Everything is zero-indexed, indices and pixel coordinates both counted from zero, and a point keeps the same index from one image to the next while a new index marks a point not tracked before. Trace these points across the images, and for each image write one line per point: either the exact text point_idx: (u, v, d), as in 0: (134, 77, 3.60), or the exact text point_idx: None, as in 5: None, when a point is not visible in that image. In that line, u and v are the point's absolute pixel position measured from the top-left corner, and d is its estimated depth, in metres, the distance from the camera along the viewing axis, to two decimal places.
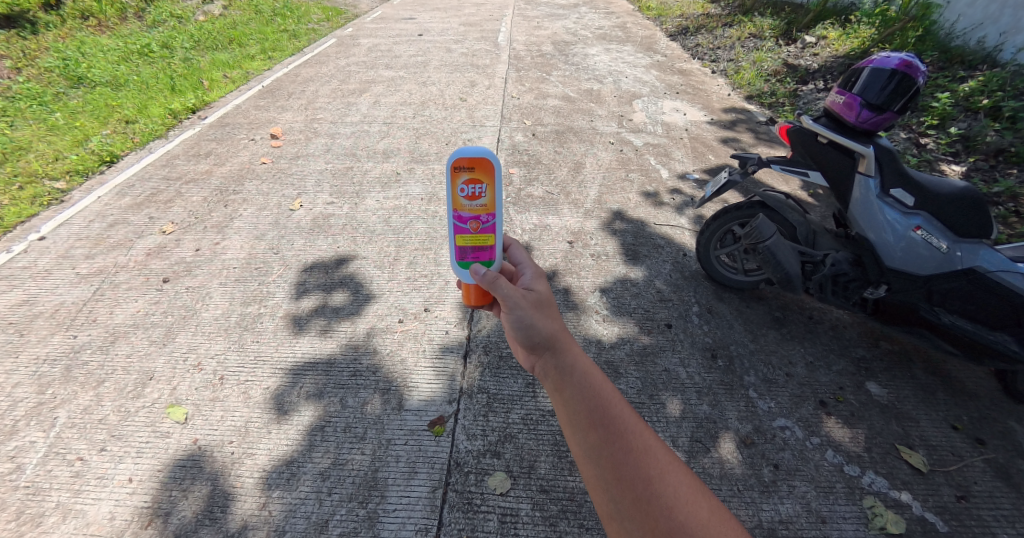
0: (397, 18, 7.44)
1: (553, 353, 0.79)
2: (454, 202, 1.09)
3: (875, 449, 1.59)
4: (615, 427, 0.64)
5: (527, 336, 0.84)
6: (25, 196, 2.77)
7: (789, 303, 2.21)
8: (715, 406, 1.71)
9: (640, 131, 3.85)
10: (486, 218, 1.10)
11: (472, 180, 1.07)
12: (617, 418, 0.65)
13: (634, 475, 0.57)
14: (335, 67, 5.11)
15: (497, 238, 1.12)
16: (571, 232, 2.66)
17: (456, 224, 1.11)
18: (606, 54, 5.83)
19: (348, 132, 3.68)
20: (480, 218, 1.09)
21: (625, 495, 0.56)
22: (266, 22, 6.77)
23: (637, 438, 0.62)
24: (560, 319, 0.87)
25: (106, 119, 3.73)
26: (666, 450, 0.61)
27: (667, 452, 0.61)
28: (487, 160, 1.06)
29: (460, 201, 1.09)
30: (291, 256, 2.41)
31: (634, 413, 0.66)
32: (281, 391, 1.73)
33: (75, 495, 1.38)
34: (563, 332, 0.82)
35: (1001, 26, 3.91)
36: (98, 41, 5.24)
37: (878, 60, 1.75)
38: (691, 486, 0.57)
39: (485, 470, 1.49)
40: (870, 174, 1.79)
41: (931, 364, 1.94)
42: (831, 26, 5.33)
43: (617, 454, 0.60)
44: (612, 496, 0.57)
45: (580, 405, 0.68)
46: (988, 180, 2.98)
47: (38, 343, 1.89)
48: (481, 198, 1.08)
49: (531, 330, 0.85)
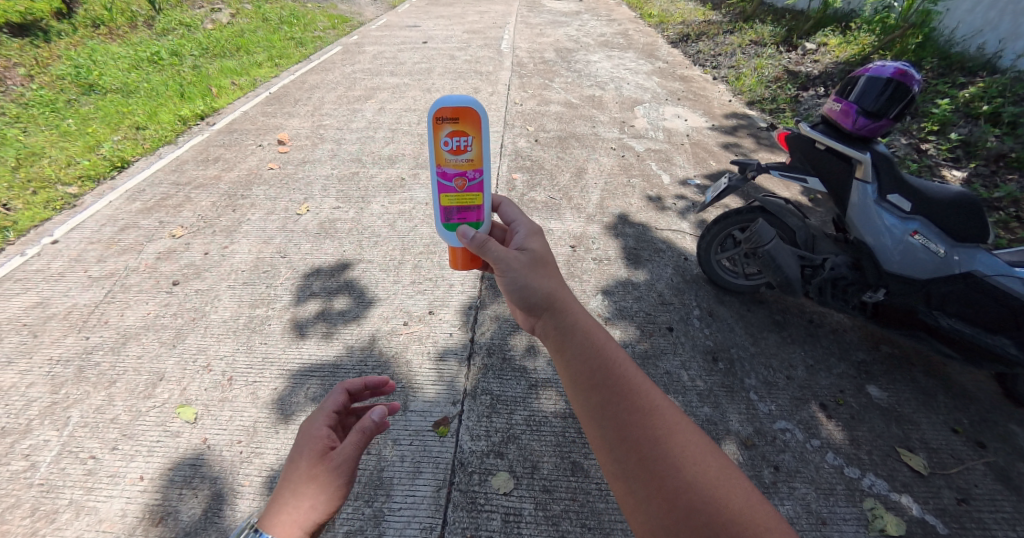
0: (402, 26, 7.54)
1: (552, 315, 0.89)
2: (440, 157, 1.20)
3: (875, 452, 1.60)
4: (619, 392, 0.72)
5: (525, 299, 0.94)
6: (39, 201, 2.83)
7: (789, 306, 2.23)
8: (716, 408, 1.73)
9: (642, 136, 3.90)
10: (472, 175, 1.23)
11: (457, 133, 1.18)
12: (621, 384, 0.73)
13: (640, 437, 0.66)
14: (341, 74, 5.18)
15: (481, 197, 1.26)
16: (573, 236, 2.69)
17: (442, 182, 1.22)
18: (608, 60, 5.90)
19: (354, 138, 3.74)
20: (467, 172, 1.22)
21: (630, 456, 0.64)
22: (273, 30, 6.88)
23: (640, 402, 0.70)
24: (554, 281, 0.97)
25: (117, 125, 3.80)
26: (672, 413, 0.69)
27: (673, 415, 0.68)
28: (470, 112, 1.17)
29: (445, 155, 1.20)
30: (298, 260, 2.45)
31: (636, 378, 0.74)
32: (288, 391, 1.76)
33: (88, 493, 1.42)
34: (559, 296, 0.92)
35: (1000, 33, 3.98)
36: (109, 49, 5.34)
37: (873, 69, 1.79)
38: (699, 446, 0.65)
39: (488, 470, 1.52)
40: (867, 180, 1.81)
41: (931, 368, 1.95)
42: (831, 33, 5.39)
43: (623, 421, 0.68)
44: (625, 463, 0.64)
45: (586, 374, 0.76)
46: (988, 185, 3.01)
47: (52, 344, 1.93)
48: (466, 151, 1.20)
49: (530, 296, 0.94)
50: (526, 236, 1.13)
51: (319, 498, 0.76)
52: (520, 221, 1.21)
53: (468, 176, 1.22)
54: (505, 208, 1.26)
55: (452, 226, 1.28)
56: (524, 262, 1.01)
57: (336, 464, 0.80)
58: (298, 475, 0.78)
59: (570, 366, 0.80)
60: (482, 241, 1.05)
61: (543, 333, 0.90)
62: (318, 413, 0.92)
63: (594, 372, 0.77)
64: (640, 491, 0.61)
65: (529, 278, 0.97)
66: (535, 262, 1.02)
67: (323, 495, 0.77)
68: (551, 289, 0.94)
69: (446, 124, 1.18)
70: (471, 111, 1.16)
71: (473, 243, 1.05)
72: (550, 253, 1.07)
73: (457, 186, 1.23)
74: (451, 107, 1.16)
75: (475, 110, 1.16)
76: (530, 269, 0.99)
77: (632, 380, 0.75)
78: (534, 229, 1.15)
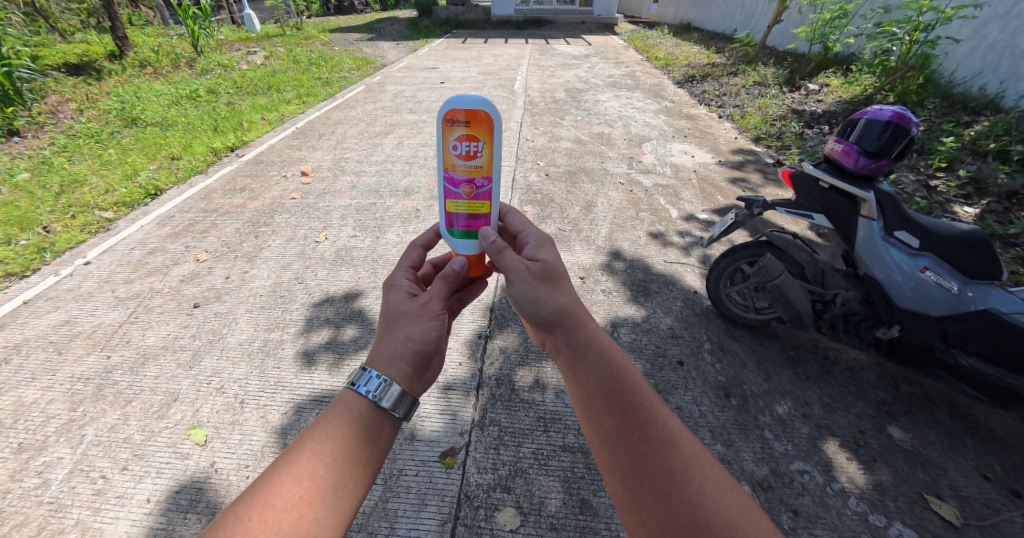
0: (421, 68, 8.01)
1: (565, 333, 1.04)
2: (450, 161, 1.28)
3: (901, 498, 1.53)
4: (637, 426, 0.87)
5: (537, 316, 1.08)
6: (76, 224, 2.99)
7: (802, 342, 2.20)
8: (729, 446, 1.69)
9: (649, 172, 4.00)
10: (482, 183, 1.30)
11: (469, 137, 1.26)
12: (639, 418, 0.89)
13: (661, 473, 0.81)
14: (363, 111, 5.48)
15: (490, 206, 1.32)
16: (582, 268, 2.73)
17: (452, 187, 1.30)
18: (616, 100, 6.15)
19: (373, 171, 3.91)
20: (476, 179, 1.29)
21: (648, 490, 0.80)
22: (303, 70, 7.36)
23: (660, 437, 0.86)
24: (563, 298, 1.09)
25: (154, 155, 4.04)
26: (688, 450, 0.85)
27: (689, 452, 0.84)
28: (484, 114, 1.24)
29: (457, 159, 1.27)
30: (314, 286, 2.51)
31: (655, 413, 0.90)
32: (297, 417, 1.76)
33: (94, 514, 1.43)
34: (570, 315, 1.06)
35: (1001, 74, 4.08)
36: (152, 87, 5.76)
37: (872, 112, 1.86)
38: (718, 486, 0.79)
39: (494, 505, 1.49)
40: (873, 216, 1.84)
41: (956, 409, 1.89)
42: (833, 74, 5.59)
43: (642, 456, 0.83)
44: (639, 494, 0.80)
45: (605, 400, 0.92)
46: (1003, 221, 2.99)
47: (75, 362, 1.99)
48: (476, 156, 1.27)
49: (541, 312, 1.07)
50: (537, 245, 1.23)
51: (418, 329, 1.06)
52: (530, 231, 1.31)
53: (476, 183, 1.29)
54: (513, 217, 1.37)
55: (457, 232, 1.35)
56: (533, 274, 1.12)
57: (426, 303, 1.09)
58: (400, 314, 1.08)
59: (587, 390, 0.95)
60: (499, 247, 1.18)
61: (557, 348, 1.05)
62: (398, 269, 1.25)
63: (612, 400, 0.91)
64: (654, 517, 0.77)
65: (541, 293, 1.09)
66: (547, 275, 1.12)
67: (421, 325, 1.06)
68: (565, 307, 1.07)
69: (459, 126, 1.26)
70: (482, 114, 1.23)
71: (492, 250, 1.18)
72: (560, 265, 1.16)
73: (465, 193, 1.30)
74: (464, 110, 1.23)
75: (488, 114, 1.23)
76: (541, 284, 1.10)
77: (650, 413, 0.90)
78: (544, 239, 1.25)
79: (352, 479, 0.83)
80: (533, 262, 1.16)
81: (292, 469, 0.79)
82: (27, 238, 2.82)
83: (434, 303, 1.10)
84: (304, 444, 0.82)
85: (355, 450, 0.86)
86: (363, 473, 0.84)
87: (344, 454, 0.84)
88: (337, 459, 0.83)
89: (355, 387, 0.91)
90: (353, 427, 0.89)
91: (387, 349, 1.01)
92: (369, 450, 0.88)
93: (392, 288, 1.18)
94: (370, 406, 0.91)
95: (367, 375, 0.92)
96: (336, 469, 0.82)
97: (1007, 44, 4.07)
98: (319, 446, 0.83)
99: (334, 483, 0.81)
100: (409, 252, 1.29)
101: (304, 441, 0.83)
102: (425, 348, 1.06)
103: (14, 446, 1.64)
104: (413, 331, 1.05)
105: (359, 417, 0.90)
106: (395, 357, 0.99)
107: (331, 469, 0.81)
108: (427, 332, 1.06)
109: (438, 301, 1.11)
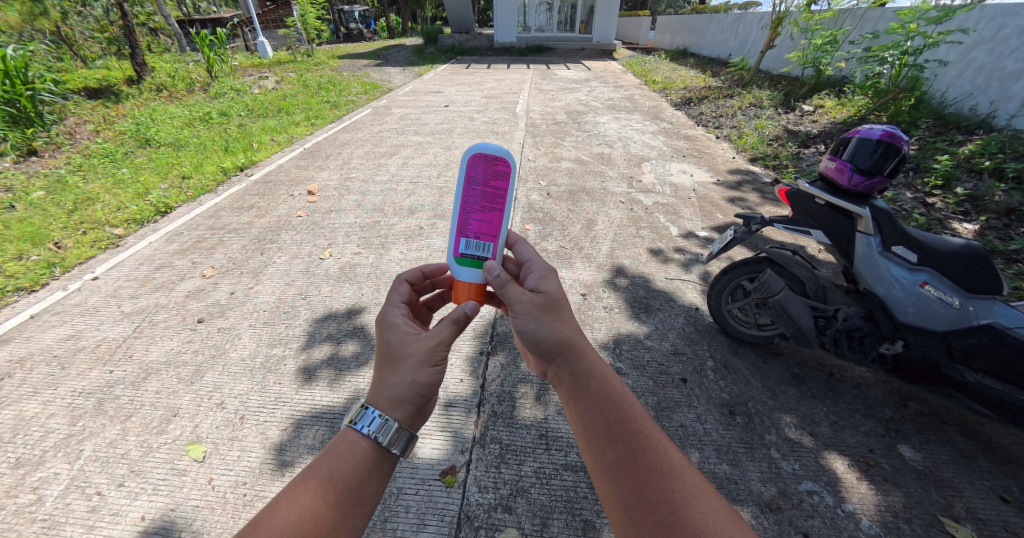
0: (427, 92, 8.26)
1: (567, 361, 1.05)
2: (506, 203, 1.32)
3: (915, 521, 1.49)
4: (638, 453, 0.88)
5: (538, 345, 1.07)
6: (87, 240, 3.05)
7: (807, 359, 2.17)
8: (736, 466, 1.66)
9: (649, 191, 4.05)
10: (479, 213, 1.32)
11: (488, 172, 1.28)
12: (639, 445, 0.89)
13: (661, 503, 0.81)
14: (370, 132, 5.64)
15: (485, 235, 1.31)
16: (583, 285, 2.74)
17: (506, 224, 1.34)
18: (616, 122, 6.32)
19: (378, 190, 3.98)
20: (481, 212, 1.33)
21: (648, 518, 0.80)
22: (312, 95, 7.61)
23: (660, 463, 0.86)
24: (563, 324, 1.09)
25: (166, 175, 4.16)
26: (688, 478, 0.85)
27: (689, 479, 0.84)
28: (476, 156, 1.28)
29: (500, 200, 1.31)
30: (317, 302, 2.52)
31: (652, 436, 0.91)
32: (293, 435, 1.73)
33: (88, 531, 1.41)
34: (571, 342, 1.06)
35: (991, 96, 4.18)
36: (167, 109, 5.97)
37: (863, 131, 1.89)
38: (720, 515, 0.78)
39: (496, 526, 1.45)
40: (870, 232, 1.85)
41: (968, 428, 1.85)
42: (826, 97, 5.76)
43: (642, 482, 0.84)
44: (640, 523, 0.80)
45: (602, 425, 0.93)
46: (1003, 237, 2.99)
47: (77, 376, 2.00)
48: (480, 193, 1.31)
49: (542, 342, 1.08)
50: (542, 275, 1.20)
51: (425, 374, 1.03)
52: (538, 261, 1.26)
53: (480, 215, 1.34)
54: (521, 246, 1.33)
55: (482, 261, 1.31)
56: (537, 305, 1.11)
57: (428, 346, 1.04)
58: (402, 356, 1.04)
59: (585, 415, 0.96)
60: (501, 281, 1.17)
61: (557, 378, 1.05)
62: (390, 306, 1.20)
63: (614, 429, 0.91)
64: None
65: (544, 325, 1.08)
66: (549, 306, 1.11)
67: (427, 371, 1.03)
68: (566, 336, 1.07)
69: (491, 169, 1.28)
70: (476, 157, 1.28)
71: (496, 282, 1.17)
72: (562, 294, 1.15)
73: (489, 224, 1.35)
74: (488, 155, 1.27)
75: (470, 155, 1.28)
76: (544, 314, 1.09)
77: (650, 440, 0.90)
78: (549, 269, 1.22)
79: (352, 519, 0.82)
80: (535, 293, 1.14)
81: (293, 511, 0.78)
82: (38, 253, 2.88)
83: (439, 348, 1.05)
84: (307, 483, 0.82)
85: (356, 491, 0.86)
86: (363, 513, 0.84)
87: (346, 494, 0.84)
88: (341, 498, 0.83)
89: (357, 427, 0.89)
90: (357, 467, 0.88)
91: (392, 392, 0.98)
92: (370, 489, 0.88)
93: (388, 327, 1.12)
94: (373, 446, 0.90)
95: (368, 414, 0.91)
96: (337, 510, 0.82)
97: (994, 67, 4.20)
98: (323, 485, 0.83)
99: (334, 525, 0.80)
100: (398, 288, 1.25)
101: (306, 481, 0.82)
102: (431, 392, 1.03)
103: (12, 461, 1.64)
104: (419, 376, 1.02)
105: (362, 457, 0.89)
106: (401, 400, 0.97)
107: (333, 509, 0.81)
108: (434, 377, 1.04)
109: (442, 345, 1.05)
